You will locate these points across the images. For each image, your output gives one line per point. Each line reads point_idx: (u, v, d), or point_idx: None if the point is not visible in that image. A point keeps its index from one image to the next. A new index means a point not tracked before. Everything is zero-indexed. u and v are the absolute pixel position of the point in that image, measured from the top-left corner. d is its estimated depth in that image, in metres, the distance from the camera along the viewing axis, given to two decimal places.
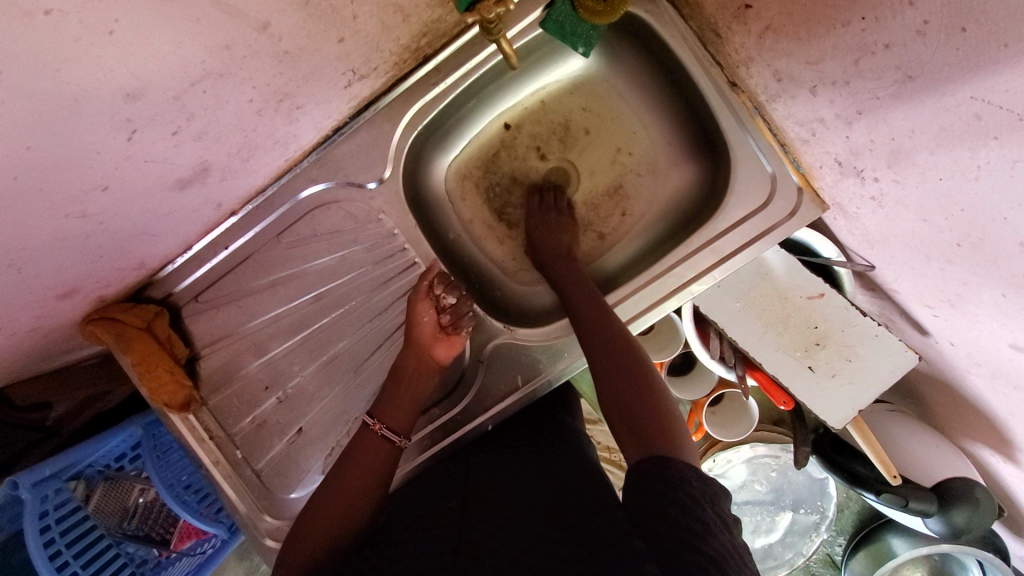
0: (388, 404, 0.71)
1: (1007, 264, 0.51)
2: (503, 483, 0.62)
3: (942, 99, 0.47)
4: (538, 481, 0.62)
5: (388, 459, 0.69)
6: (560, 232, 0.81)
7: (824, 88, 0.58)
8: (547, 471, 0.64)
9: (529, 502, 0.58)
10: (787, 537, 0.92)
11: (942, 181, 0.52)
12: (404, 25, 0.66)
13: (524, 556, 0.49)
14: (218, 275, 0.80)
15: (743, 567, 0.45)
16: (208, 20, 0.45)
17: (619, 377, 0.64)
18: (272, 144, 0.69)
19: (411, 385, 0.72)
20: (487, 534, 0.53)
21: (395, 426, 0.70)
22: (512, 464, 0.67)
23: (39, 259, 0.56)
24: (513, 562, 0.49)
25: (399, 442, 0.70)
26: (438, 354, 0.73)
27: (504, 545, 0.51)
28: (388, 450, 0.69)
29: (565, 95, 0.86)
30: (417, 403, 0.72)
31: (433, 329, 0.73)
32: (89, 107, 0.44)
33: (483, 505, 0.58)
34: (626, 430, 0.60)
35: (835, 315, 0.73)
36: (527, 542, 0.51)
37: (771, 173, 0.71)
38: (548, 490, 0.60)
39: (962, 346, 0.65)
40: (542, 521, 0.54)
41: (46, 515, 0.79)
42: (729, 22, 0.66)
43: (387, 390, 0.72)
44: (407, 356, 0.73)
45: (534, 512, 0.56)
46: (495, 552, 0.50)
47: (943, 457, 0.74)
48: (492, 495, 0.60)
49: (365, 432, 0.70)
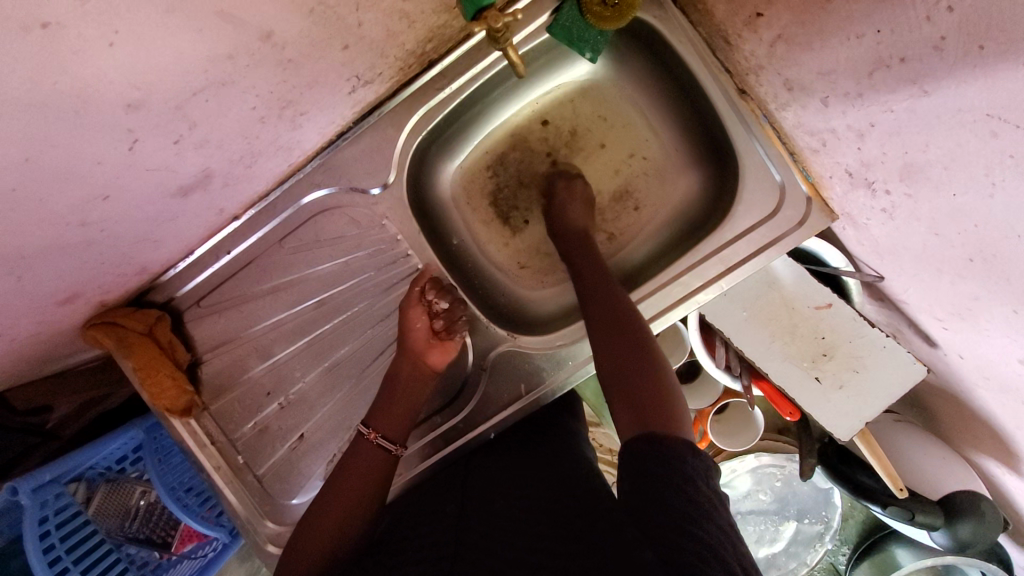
0: (386, 413, 0.70)
1: (1018, 281, 0.50)
2: (502, 484, 0.62)
3: (957, 115, 0.46)
4: (541, 478, 0.62)
5: (386, 467, 0.69)
6: (567, 222, 0.79)
7: (836, 98, 0.58)
8: (550, 468, 0.64)
9: (531, 499, 0.58)
10: (790, 547, 0.91)
11: (956, 197, 0.51)
12: (409, 31, 0.65)
13: (524, 555, 0.49)
14: (220, 280, 0.79)
15: (738, 548, 0.46)
16: (211, 30, 0.44)
17: (621, 356, 0.61)
18: (275, 150, 0.69)
19: (407, 393, 0.72)
20: (486, 535, 0.53)
21: (390, 434, 0.69)
22: (514, 464, 0.66)
23: (38, 267, 0.55)
24: (513, 562, 0.49)
25: (394, 451, 0.69)
26: (433, 360, 0.72)
27: (502, 544, 0.51)
28: (385, 459, 0.69)
29: (572, 99, 0.85)
30: (412, 411, 0.72)
31: (426, 335, 0.73)
32: (88, 118, 0.43)
33: (484, 504, 0.58)
34: (623, 406, 0.58)
35: (842, 325, 0.72)
36: (527, 539, 0.51)
37: (780, 182, 0.70)
38: (551, 487, 0.60)
39: (971, 360, 0.64)
40: (544, 517, 0.54)
41: (46, 520, 0.79)
42: (739, 29, 0.65)
43: (382, 396, 0.72)
44: (402, 361, 0.72)
45: (536, 508, 0.56)
46: (495, 552, 0.50)
47: (950, 469, 0.73)
48: (494, 496, 0.60)
49: (360, 441, 0.69)
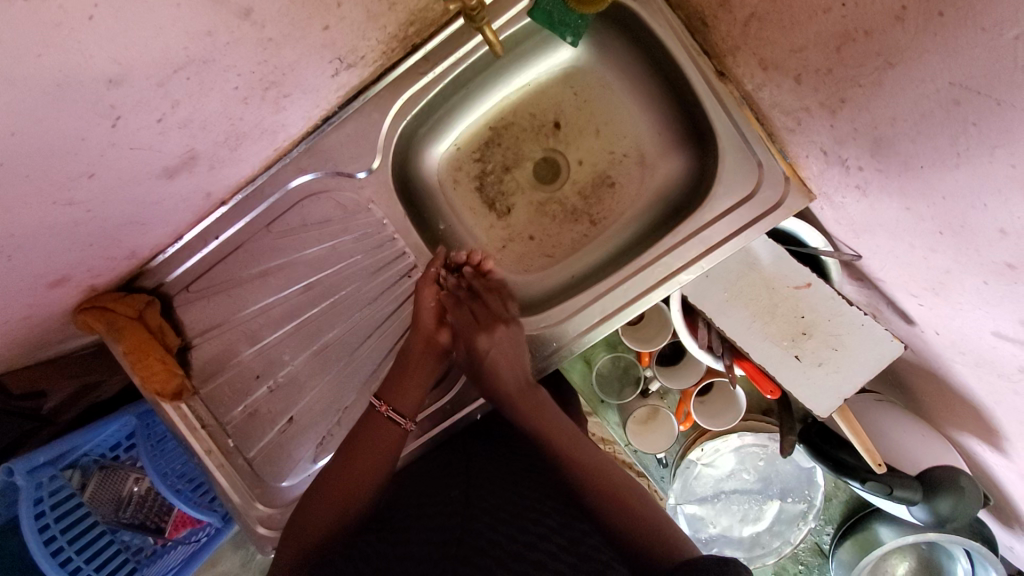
0: (396, 388, 0.71)
1: (987, 250, 0.51)
2: (502, 479, 0.65)
3: (922, 84, 0.47)
4: (538, 488, 0.66)
5: (398, 442, 0.69)
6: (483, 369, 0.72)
7: (808, 76, 0.59)
8: (550, 489, 0.66)
9: (531, 503, 0.61)
10: (775, 525, 0.92)
11: (923, 168, 0.52)
12: (390, 13, 0.67)
13: (528, 552, 0.52)
14: (208, 264, 0.80)
15: None
16: (190, 6, 0.46)
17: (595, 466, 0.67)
18: (260, 133, 0.70)
19: (417, 367, 0.73)
20: (490, 524, 0.55)
21: (401, 408, 0.70)
22: (515, 464, 0.70)
23: (27, 247, 0.56)
24: (517, 556, 0.52)
25: (405, 424, 0.70)
26: (441, 339, 0.74)
27: (505, 534, 0.54)
28: (396, 433, 0.69)
29: (556, 85, 0.86)
30: (423, 387, 0.72)
31: (436, 315, 0.74)
32: (72, 92, 0.44)
33: (487, 496, 0.60)
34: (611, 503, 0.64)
35: (822, 305, 0.74)
36: (531, 543, 0.54)
37: (759, 162, 0.72)
38: (550, 505, 0.63)
39: (947, 334, 0.65)
40: (546, 531, 0.57)
41: (40, 502, 0.80)
42: (715, 11, 0.67)
43: (393, 375, 0.72)
44: (413, 339, 0.73)
45: (537, 518, 0.58)
46: (499, 542, 0.53)
47: (927, 446, 0.74)
48: (495, 490, 0.62)
49: (372, 414, 0.70)
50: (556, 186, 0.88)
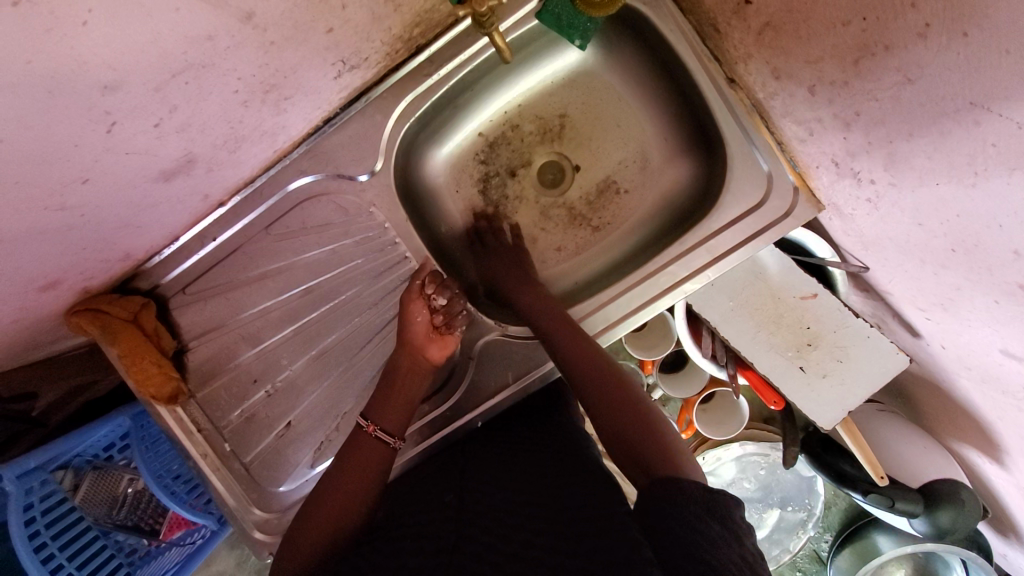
0: (381, 406, 0.69)
1: (1000, 271, 0.50)
2: (499, 476, 0.60)
3: (940, 104, 0.46)
4: (538, 471, 0.61)
5: (387, 460, 0.67)
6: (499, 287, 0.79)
7: (822, 87, 0.58)
8: (556, 471, 0.60)
9: (529, 496, 0.56)
10: (774, 533, 0.93)
11: (939, 186, 0.51)
12: (395, 15, 0.65)
13: (525, 552, 0.47)
14: (206, 266, 0.78)
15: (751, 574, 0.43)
16: (188, 10, 0.44)
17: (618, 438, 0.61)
18: (260, 135, 0.68)
19: (405, 384, 0.71)
20: (486, 529, 0.50)
21: (388, 426, 0.68)
22: (513, 454, 0.65)
23: (17, 252, 0.54)
24: (515, 557, 0.47)
25: (393, 444, 0.68)
26: (431, 357, 0.72)
27: (502, 539, 0.49)
28: (382, 452, 0.67)
29: (561, 88, 0.85)
30: (412, 402, 0.71)
31: (426, 329, 0.73)
32: (65, 98, 0.42)
33: (483, 497, 0.56)
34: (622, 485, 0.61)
35: (827, 316, 0.73)
36: (529, 536, 0.49)
37: (767, 171, 0.70)
38: (552, 488, 0.57)
39: (953, 349, 0.64)
40: (547, 519, 0.52)
41: (31, 507, 0.78)
42: (728, 18, 0.66)
43: (382, 391, 0.71)
44: (401, 355, 0.72)
45: (536, 512, 0.53)
46: (496, 546, 0.48)
47: (930, 457, 0.74)
48: (493, 485, 0.58)
49: (359, 434, 0.68)
50: (562, 190, 0.88)
